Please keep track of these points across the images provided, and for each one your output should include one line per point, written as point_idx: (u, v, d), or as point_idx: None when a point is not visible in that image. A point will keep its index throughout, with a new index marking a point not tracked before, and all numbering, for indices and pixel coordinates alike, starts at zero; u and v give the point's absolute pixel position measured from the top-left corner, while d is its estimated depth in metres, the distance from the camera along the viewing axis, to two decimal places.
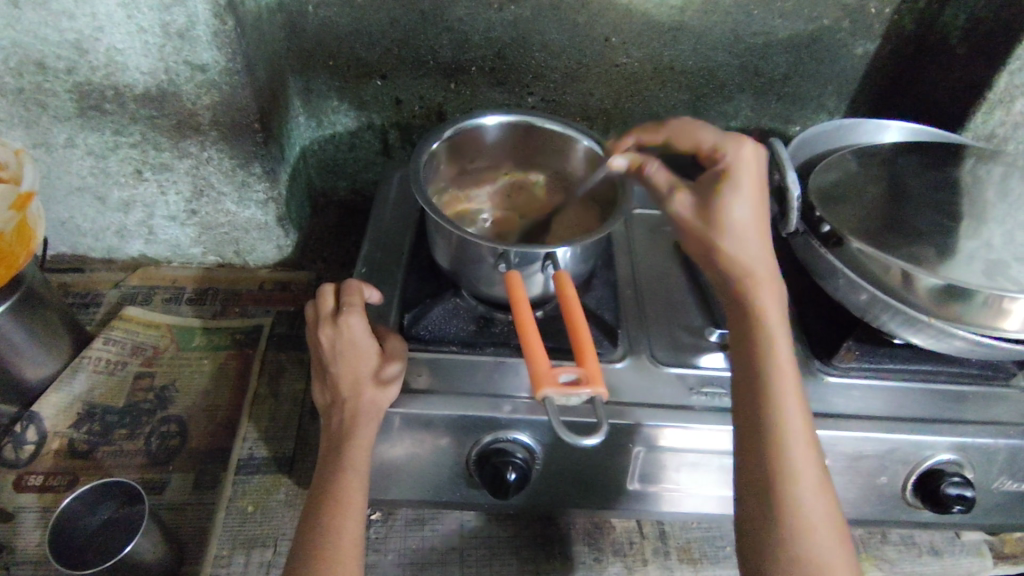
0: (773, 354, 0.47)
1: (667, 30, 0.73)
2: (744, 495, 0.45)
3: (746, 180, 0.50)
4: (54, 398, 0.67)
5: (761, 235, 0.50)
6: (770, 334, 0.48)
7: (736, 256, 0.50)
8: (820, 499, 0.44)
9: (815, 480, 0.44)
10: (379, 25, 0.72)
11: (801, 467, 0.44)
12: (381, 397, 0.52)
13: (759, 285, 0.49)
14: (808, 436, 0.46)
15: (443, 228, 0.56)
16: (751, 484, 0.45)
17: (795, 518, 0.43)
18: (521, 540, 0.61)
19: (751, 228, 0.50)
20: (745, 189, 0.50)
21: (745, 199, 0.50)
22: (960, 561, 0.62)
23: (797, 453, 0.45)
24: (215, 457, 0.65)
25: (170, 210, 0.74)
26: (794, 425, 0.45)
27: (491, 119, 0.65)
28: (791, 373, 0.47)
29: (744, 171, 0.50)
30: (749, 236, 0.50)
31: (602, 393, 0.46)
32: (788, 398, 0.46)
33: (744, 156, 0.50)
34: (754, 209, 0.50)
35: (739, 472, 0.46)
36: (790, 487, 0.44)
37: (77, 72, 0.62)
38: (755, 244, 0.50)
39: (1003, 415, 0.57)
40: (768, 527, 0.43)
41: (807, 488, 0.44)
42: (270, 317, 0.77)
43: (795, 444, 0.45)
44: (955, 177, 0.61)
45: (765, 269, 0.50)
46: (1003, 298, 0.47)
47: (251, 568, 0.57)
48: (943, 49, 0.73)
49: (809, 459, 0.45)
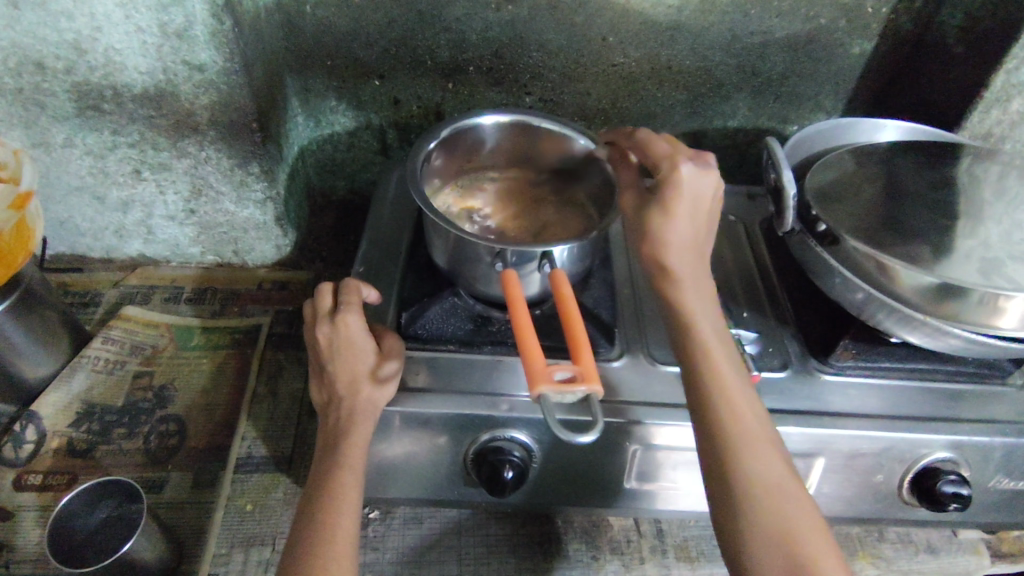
0: (711, 357, 0.48)
1: (665, 30, 0.73)
2: (715, 506, 0.45)
3: (678, 201, 0.50)
4: (54, 397, 0.68)
5: (689, 240, 0.51)
6: (704, 338, 0.49)
7: (661, 266, 0.51)
8: (787, 493, 0.44)
9: (778, 475, 0.45)
10: (377, 25, 0.72)
11: (761, 463, 0.45)
12: (378, 394, 0.52)
13: (691, 290, 0.51)
14: (763, 433, 0.46)
15: (441, 227, 0.56)
16: (719, 489, 0.45)
17: (767, 515, 0.43)
18: (519, 539, 0.61)
19: (676, 236, 0.51)
20: (672, 204, 0.50)
21: (668, 214, 0.51)
22: (957, 559, 0.62)
23: (752, 451, 0.45)
24: (214, 456, 0.65)
25: (168, 210, 0.74)
26: (744, 423, 0.46)
27: (487, 119, 0.65)
28: (732, 377, 0.48)
29: (678, 190, 0.50)
30: (673, 243, 0.51)
31: (597, 390, 0.46)
32: (732, 401, 0.47)
33: (680, 176, 0.51)
34: (683, 220, 0.51)
35: (707, 480, 0.46)
36: (753, 485, 0.44)
37: (75, 72, 0.62)
38: (677, 250, 0.51)
39: (999, 413, 0.57)
40: (746, 531, 0.43)
41: (774, 486, 0.44)
42: (268, 317, 0.77)
43: (748, 443, 0.45)
44: (951, 176, 0.61)
45: (694, 274, 0.51)
46: (998, 296, 0.47)
47: (249, 567, 0.57)
48: (940, 48, 0.73)
49: (767, 458, 0.45)
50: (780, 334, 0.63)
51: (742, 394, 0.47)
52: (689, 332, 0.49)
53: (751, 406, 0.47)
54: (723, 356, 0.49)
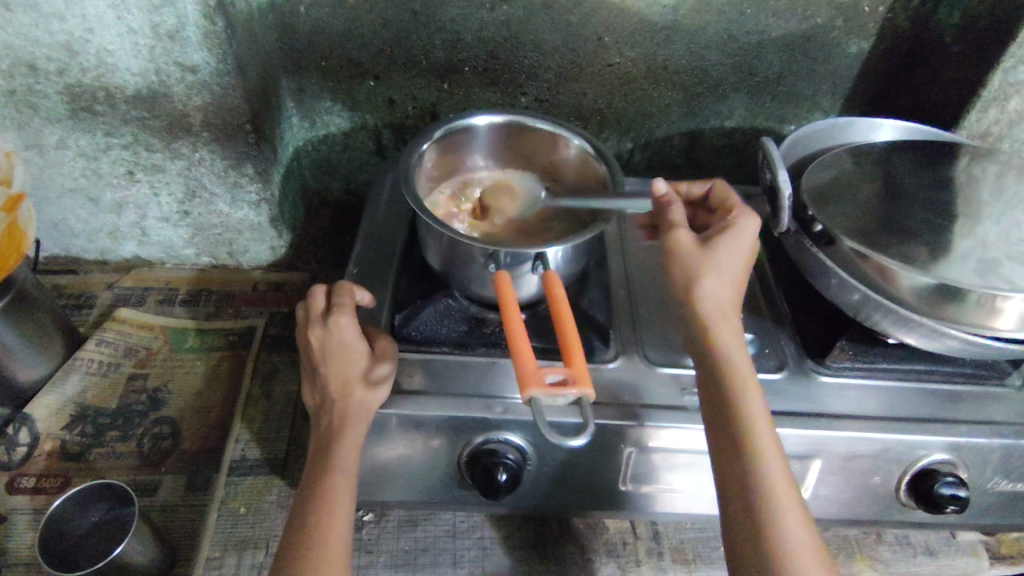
0: (738, 384, 0.48)
1: (660, 30, 0.73)
2: (727, 509, 0.45)
3: (740, 248, 0.52)
4: (47, 399, 0.68)
5: (734, 281, 0.52)
6: (738, 374, 0.48)
7: (713, 302, 0.50)
8: (801, 522, 0.44)
9: (797, 516, 0.44)
10: (371, 25, 0.72)
11: (780, 494, 0.44)
12: (371, 398, 0.51)
13: (724, 324, 0.50)
14: (785, 469, 0.45)
15: (434, 229, 0.56)
16: (738, 512, 0.45)
17: (782, 541, 0.43)
18: (515, 541, 0.61)
19: (727, 272, 0.51)
20: (733, 248, 0.52)
21: (731, 254, 0.52)
22: (955, 562, 0.61)
23: (776, 491, 0.44)
24: (208, 459, 0.64)
25: (162, 212, 0.74)
26: (770, 459, 0.45)
27: (481, 120, 0.65)
28: (752, 384, 0.48)
29: (743, 240, 0.53)
30: (726, 279, 0.51)
31: (589, 394, 0.45)
32: (753, 409, 0.47)
33: (749, 226, 0.53)
34: (739, 265, 0.52)
35: (725, 504, 0.46)
36: (774, 520, 0.43)
37: (68, 73, 0.62)
38: (725, 283, 0.51)
39: (998, 414, 0.57)
40: (763, 569, 0.42)
41: (784, 498, 0.44)
42: (263, 318, 0.77)
43: (774, 484, 0.45)
44: (948, 176, 0.61)
45: (731, 309, 0.51)
46: (997, 296, 0.47)
47: (243, 570, 0.57)
48: (937, 46, 0.73)
49: (780, 467, 0.45)
50: (777, 335, 0.63)
51: (759, 404, 0.48)
52: (721, 364, 0.49)
53: (765, 416, 0.47)
54: (752, 382, 0.48)
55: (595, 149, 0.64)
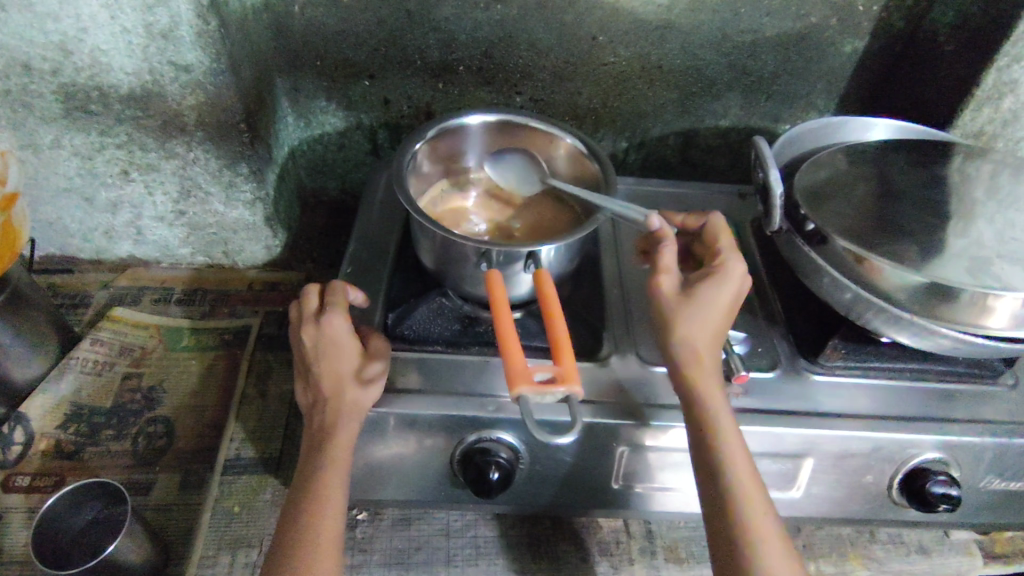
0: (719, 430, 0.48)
1: (654, 29, 0.73)
2: (716, 554, 0.46)
3: (726, 286, 0.51)
4: (41, 399, 0.67)
5: (718, 319, 0.51)
6: (719, 419, 0.48)
7: (693, 344, 0.50)
8: (786, 566, 0.44)
9: (783, 561, 0.44)
10: (365, 25, 0.72)
11: (766, 541, 0.44)
12: (363, 397, 0.51)
13: (703, 368, 0.50)
14: (769, 516, 0.46)
15: (426, 228, 0.56)
16: (725, 560, 0.45)
17: None
18: (509, 540, 0.61)
19: (709, 314, 0.50)
20: (717, 286, 0.51)
21: (716, 294, 0.50)
22: (948, 561, 0.62)
23: (761, 539, 0.45)
24: (203, 458, 0.65)
25: (158, 211, 0.74)
26: (755, 510, 0.45)
27: (474, 119, 0.65)
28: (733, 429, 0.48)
29: (729, 279, 0.51)
30: (709, 320, 0.50)
31: (578, 391, 0.45)
32: (734, 455, 0.47)
33: (733, 265, 0.52)
34: (725, 303, 0.51)
35: (713, 550, 0.46)
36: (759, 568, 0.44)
37: (62, 72, 0.62)
38: (707, 325, 0.50)
39: (992, 413, 0.57)
40: None
41: (769, 545, 0.44)
42: (258, 318, 0.77)
43: (758, 532, 0.45)
44: (942, 175, 0.61)
45: (713, 349, 0.51)
46: (987, 294, 0.47)
47: (236, 569, 0.57)
48: (932, 45, 0.73)
49: (764, 513, 0.45)
50: (770, 334, 0.63)
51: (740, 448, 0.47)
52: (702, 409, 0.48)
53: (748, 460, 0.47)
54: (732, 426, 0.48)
55: (588, 148, 0.64)
